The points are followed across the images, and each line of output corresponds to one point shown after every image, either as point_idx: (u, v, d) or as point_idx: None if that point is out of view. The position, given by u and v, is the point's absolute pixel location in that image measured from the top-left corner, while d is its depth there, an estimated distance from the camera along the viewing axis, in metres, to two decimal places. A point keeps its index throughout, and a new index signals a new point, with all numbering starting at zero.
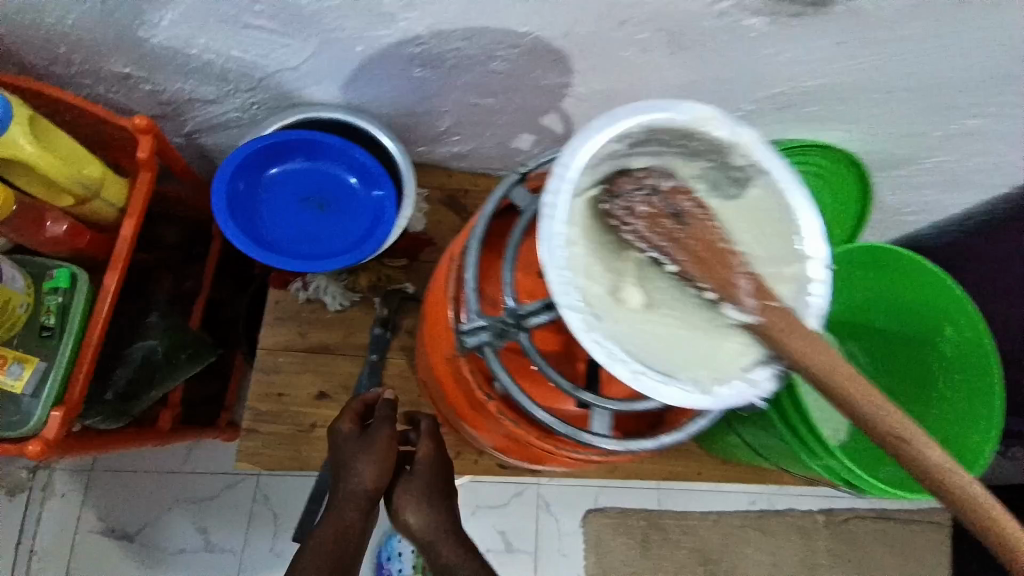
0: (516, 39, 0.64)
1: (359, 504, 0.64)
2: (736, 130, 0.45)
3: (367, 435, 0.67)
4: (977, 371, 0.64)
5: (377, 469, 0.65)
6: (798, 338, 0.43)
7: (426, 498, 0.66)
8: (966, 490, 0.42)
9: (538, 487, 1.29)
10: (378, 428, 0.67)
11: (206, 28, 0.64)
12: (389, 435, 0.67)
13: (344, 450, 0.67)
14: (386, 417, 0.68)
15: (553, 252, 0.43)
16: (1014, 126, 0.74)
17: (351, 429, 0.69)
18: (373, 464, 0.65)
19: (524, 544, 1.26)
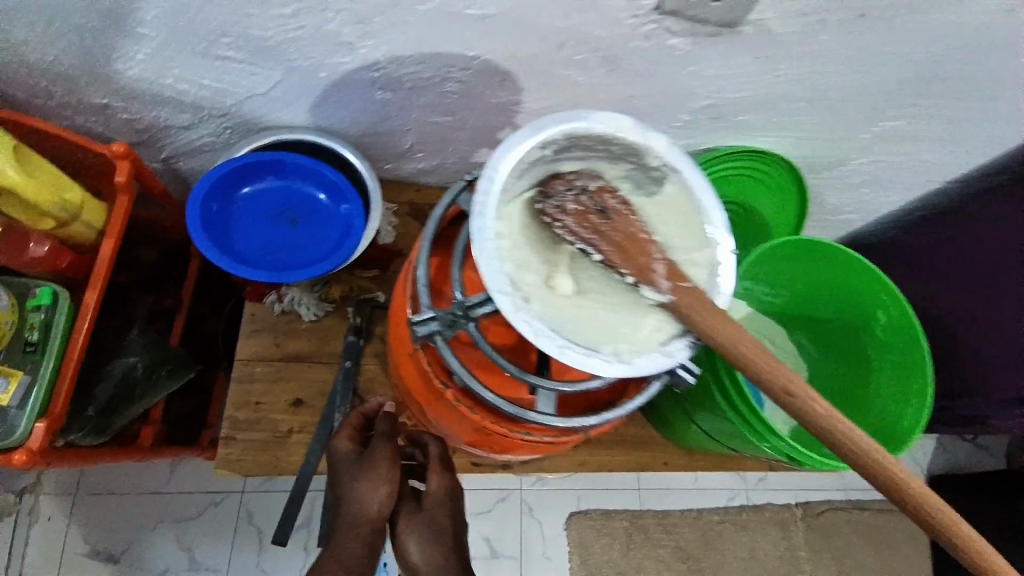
0: (467, 62, 0.69)
1: (358, 532, 0.65)
2: (648, 135, 0.49)
3: (366, 455, 0.67)
4: (909, 351, 0.79)
5: (377, 491, 0.66)
6: (707, 311, 0.46)
7: (428, 524, 0.67)
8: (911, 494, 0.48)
9: (521, 492, 1.32)
10: (378, 447, 0.68)
11: (177, 60, 0.68)
12: (389, 457, 0.67)
13: (343, 470, 0.68)
14: (385, 436, 0.68)
15: (485, 244, 0.45)
16: (923, 125, 0.83)
17: (350, 449, 0.69)
18: (371, 484, 0.65)
19: (508, 549, 1.29)
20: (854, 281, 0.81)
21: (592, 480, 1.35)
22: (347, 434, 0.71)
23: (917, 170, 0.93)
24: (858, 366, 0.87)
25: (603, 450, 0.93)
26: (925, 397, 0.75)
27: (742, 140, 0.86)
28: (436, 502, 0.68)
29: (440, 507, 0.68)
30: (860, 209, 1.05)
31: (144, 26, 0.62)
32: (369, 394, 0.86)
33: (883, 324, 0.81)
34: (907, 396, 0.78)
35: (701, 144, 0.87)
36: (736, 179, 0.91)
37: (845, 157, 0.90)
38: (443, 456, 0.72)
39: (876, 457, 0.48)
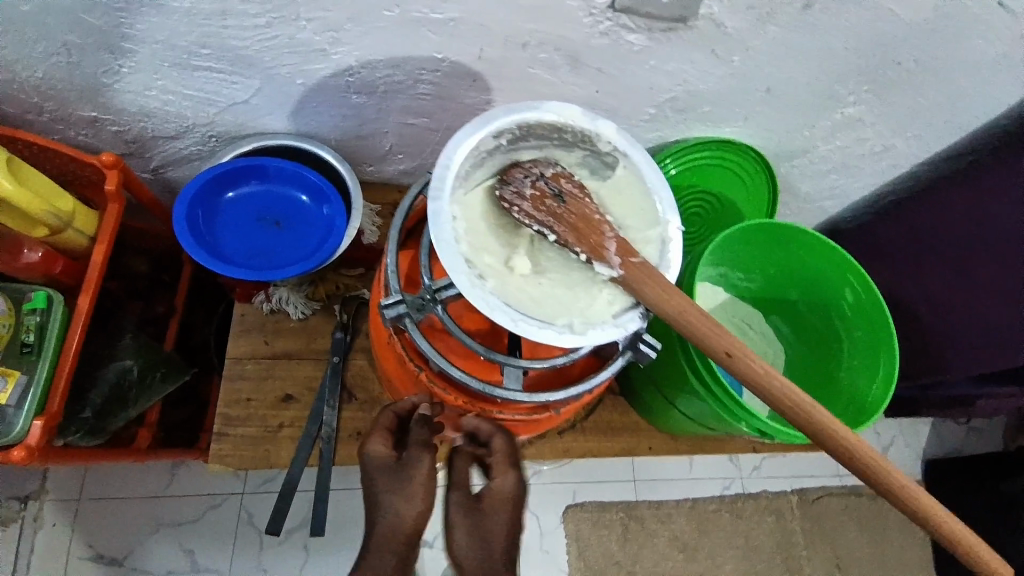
0: (436, 64, 0.72)
1: (392, 546, 0.61)
2: (597, 122, 0.53)
3: (404, 466, 0.63)
4: (876, 328, 0.82)
5: (414, 505, 0.62)
6: (653, 285, 0.50)
7: (482, 528, 0.62)
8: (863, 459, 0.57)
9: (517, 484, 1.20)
10: (418, 458, 0.63)
11: (161, 72, 0.71)
12: (428, 471, 0.63)
13: (380, 480, 0.63)
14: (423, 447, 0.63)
15: (441, 227, 0.49)
16: (886, 112, 0.84)
17: (388, 456, 0.64)
18: (410, 499, 0.62)
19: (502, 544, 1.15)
20: (821, 264, 0.85)
21: (588, 472, 1.23)
22: (382, 436, 0.65)
23: (883, 157, 0.93)
24: (831, 346, 0.89)
25: (589, 436, 0.95)
26: (892, 371, 0.78)
27: (707, 131, 0.88)
28: (494, 502, 0.64)
29: (497, 508, 0.63)
30: (831, 196, 1.05)
31: (129, 41, 0.66)
32: (356, 389, 0.88)
33: (851, 303, 0.84)
34: (876, 371, 0.81)
35: (670, 137, 0.89)
36: (707, 170, 0.94)
37: (808, 146, 0.92)
38: (507, 453, 0.65)
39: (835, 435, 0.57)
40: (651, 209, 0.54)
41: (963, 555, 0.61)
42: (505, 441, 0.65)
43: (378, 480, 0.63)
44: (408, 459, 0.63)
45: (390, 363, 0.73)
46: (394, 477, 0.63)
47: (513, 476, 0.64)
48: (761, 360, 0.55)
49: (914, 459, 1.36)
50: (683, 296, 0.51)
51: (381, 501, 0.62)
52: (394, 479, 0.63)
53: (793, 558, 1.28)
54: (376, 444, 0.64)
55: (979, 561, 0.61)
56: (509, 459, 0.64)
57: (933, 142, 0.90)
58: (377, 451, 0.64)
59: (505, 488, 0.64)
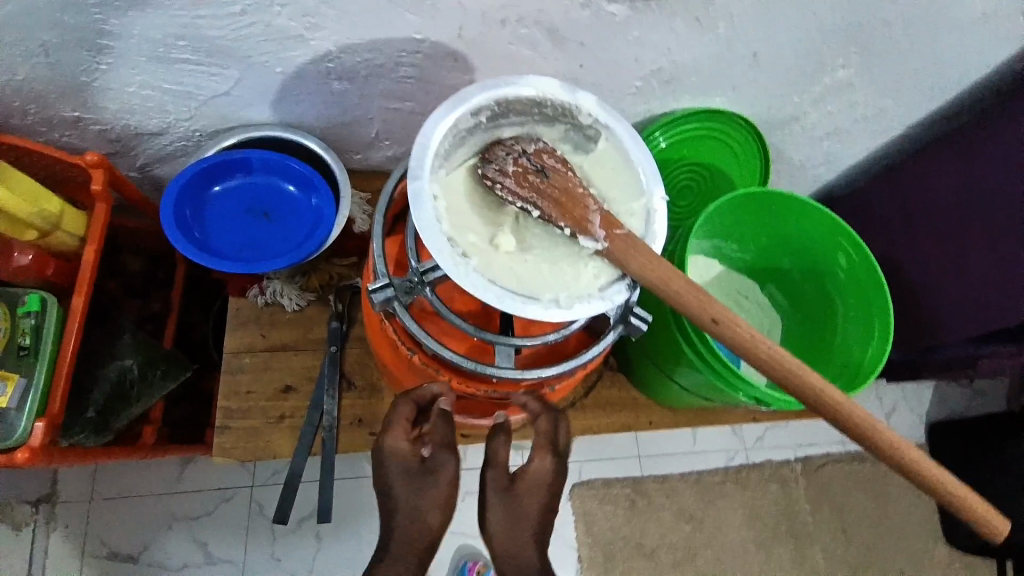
0: (416, 45, 0.69)
1: (413, 546, 0.57)
2: (577, 95, 0.53)
3: (430, 467, 0.60)
4: (870, 292, 0.82)
5: (433, 502, 0.59)
6: (638, 255, 0.51)
7: (515, 512, 0.59)
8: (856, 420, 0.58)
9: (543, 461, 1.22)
10: (444, 459, 0.61)
11: (139, 67, 0.70)
12: (452, 473, 0.61)
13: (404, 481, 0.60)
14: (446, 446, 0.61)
15: (421, 206, 0.48)
16: (880, 74, 0.81)
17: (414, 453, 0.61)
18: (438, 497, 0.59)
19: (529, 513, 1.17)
20: (813, 232, 0.85)
21: (591, 448, 1.23)
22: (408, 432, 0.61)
23: (878, 120, 0.90)
24: (826, 313, 0.89)
25: (588, 413, 0.96)
26: (886, 334, 0.79)
27: (695, 102, 0.86)
28: (528, 486, 0.61)
29: (529, 493, 0.61)
30: (826, 162, 1.01)
31: (105, 37, 0.65)
32: (355, 376, 0.89)
33: (845, 269, 0.84)
34: (871, 335, 0.82)
35: (658, 110, 0.87)
36: (697, 142, 0.92)
37: (798, 112, 0.88)
38: (549, 437, 0.64)
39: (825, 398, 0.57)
40: (636, 180, 0.53)
41: (958, 509, 0.61)
42: (548, 423, 0.65)
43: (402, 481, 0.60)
44: (435, 460, 0.61)
45: (384, 349, 0.74)
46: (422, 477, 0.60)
47: (552, 459, 0.63)
48: (747, 325, 0.56)
49: (916, 423, 1.36)
50: (669, 264, 0.52)
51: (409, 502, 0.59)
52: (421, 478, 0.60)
53: (797, 524, 1.28)
54: (399, 441, 0.61)
55: (975, 513, 0.61)
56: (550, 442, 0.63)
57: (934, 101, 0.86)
58: (400, 450, 0.61)
59: (543, 471, 0.63)
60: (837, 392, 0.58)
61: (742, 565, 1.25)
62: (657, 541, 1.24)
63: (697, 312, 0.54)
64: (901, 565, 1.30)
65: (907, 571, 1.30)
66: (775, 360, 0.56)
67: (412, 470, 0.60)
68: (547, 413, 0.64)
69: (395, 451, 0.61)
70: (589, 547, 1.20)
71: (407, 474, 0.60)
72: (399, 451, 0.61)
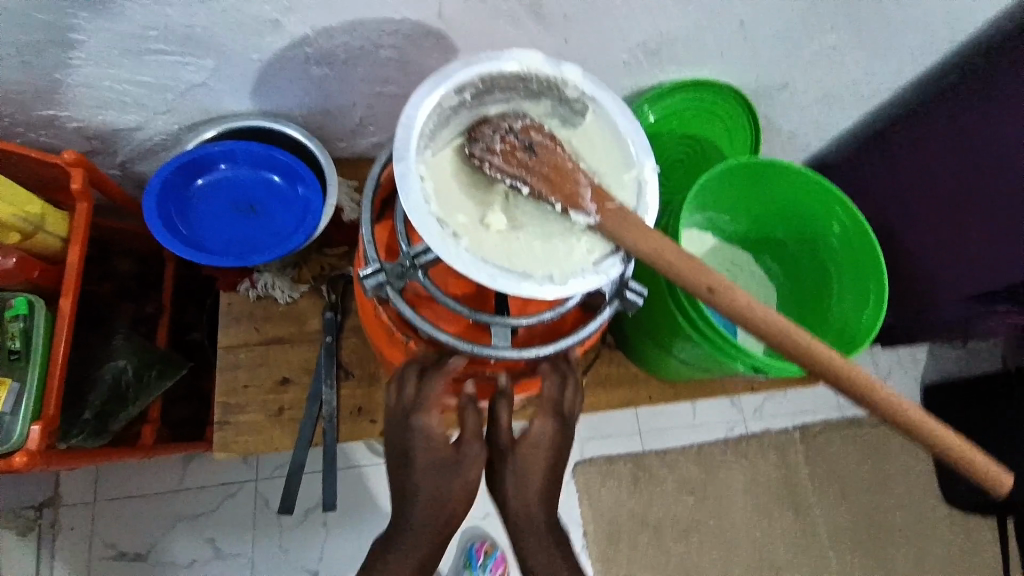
0: (396, 25, 0.67)
1: (426, 521, 0.60)
2: (562, 67, 0.52)
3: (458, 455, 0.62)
4: (863, 257, 0.82)
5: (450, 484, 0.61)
6: (630, 228, 0.51)
7: (523, 481, 0.62)
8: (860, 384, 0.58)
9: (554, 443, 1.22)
10: (469, 444, 0.62)
11: (112, 60, 0.68)
12: (477, 458, 0.62)
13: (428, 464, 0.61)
14: (475, 435, 0.62)
15: (408, 187, 0.48)
16: (870, 37, 0.80)
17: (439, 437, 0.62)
18: (461, 481, 0.61)
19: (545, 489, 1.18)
20: (804, 199, 0.84)
21: (592, 427, 1.24)
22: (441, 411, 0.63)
23: (866, 84, 0.89)
24: (820, 280, 0.90)
25: (588, 391, 0.96)
26: (881, 298, 0.79)
27: (682, 73, 0.85)
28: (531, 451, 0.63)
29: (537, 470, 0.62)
30: (815, 130, 1.00)
31: (76, 31, 0.63)
32: (352, 366, 0.89)
33: (839, 235, 0.84)
34: (866, 300, 0.82)
35: (645, 83, 0.86)
36: (687, 115, 0.91)
37: (786, 79, 0.87)
38: (554, 402, 0.66)
39: (826, 362, 0.58)
40: (625, 153, 0.53)
41: (960, 463, 0.61)
42: (553, 390, 0.67)
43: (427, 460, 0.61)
44: (463, 446, 0.62)
45: (381, 338, 0.73)
46: (450, 459, 0.61)
47: (555, 421, 0.65)
48: (742, 291, 0.56)
49: (912, 386, 1.38)
50: (662, 235, 0.52)
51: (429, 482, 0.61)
52: (448, 460, 0.61)
53: (798, 490, 1.30)
54: (432, 419, 0.63)
55: (978, 467, 0.61)
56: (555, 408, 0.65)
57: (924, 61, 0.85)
58: (431, 430, 0.62)
59: (551, 436, 0.65)
60: (834, 353, 0.58)
61: (746, 533, 1.27)
62: (662, 513, 1.25)
63: (693, 281, 0.54)
64: (901, 525, 1.32)
65: (907, 531, 1.32)
66: (774, 327, 0.57)
67: (439, 451, 0.62)
68: (554, 377, 0.67)
69: (425, 430, 0.62)
70: (595, 524, 1.21)
71: (434, 456, 0.62)
72: (429, 430, 0.62)
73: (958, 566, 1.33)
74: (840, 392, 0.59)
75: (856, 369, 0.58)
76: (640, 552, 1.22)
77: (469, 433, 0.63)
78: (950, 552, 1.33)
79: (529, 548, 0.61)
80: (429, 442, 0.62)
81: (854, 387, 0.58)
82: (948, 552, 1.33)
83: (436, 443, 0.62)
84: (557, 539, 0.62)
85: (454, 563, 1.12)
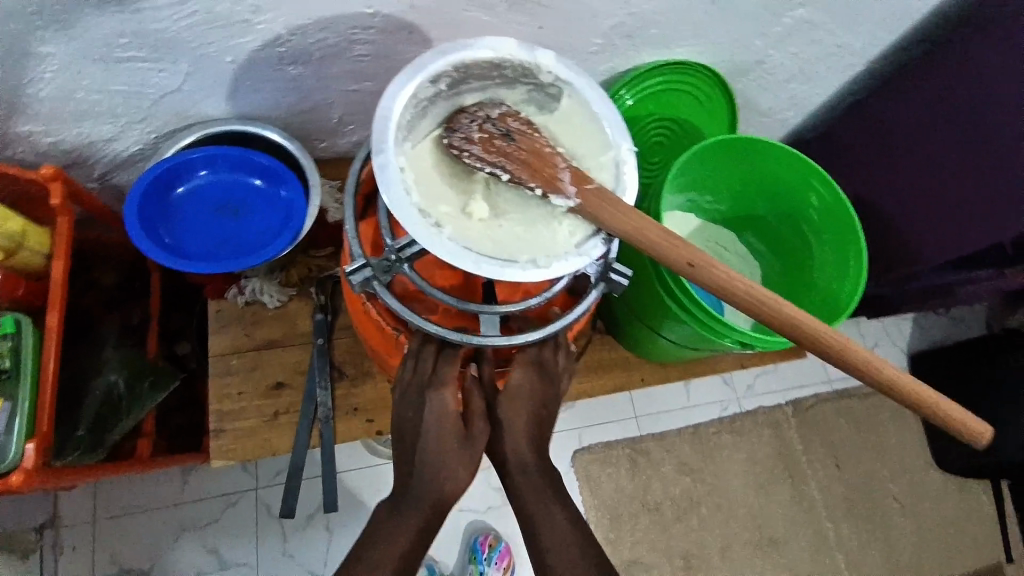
0: (368, 20, 0.67)
1: (428, 500, 0.62)
2: (535, 53, 0.53)
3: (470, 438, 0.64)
4: (843, 228, 0.83)
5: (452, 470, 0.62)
6: (611, 209, 0.52)
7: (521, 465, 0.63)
8: (840, 348, 0.60)
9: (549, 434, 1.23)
10: (479, 426, 0.65)
11: (83, 70, 0.67)
12: (483, 440, 0.65)
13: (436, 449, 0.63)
14: (483, 414, 0.65)
15: (388, 180, 0.48)
16: (841, 10, 0.80)
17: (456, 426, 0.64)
18: (466, 464, 0.63)
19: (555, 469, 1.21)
20: (784, 175, 0.85)
21: (588, 414, 1.25)
22: (454, 388, 0.65)
23: (837, 58, 0.90)
24: (804, 253, 0.91)
25: (582, 377, 0.97)
26: (861, 267, 0.80)
27: (657, 55, 0.85)
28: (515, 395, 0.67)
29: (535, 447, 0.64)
30: (791, 106, 1.01)
31: (44, 42, 0.62)
32: (346, 366, 0.89)
33: (818, 208, 0.85)
34: (848, 269, 0.83)
35: (621, 67, 0.86)
36: (663, 97, 0.92)
37: (759, 57, 0.88)
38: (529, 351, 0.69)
39: (806, 329, 0.60)
40: (602, 134, 0.54)
41: (943, 420, 0.63)
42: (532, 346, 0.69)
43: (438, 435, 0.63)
44: (473, 425, 0.65)
45: (372, 334, 0.74)
46: (460, 435, 0.64)
47: (531, 365, 0.68)
48: (722, 266, 0.58)
49: (899, 354, 1.40)
50: (641, 214, 0.53)
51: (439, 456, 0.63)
52: (458, 435, 0.64)
53: (795, 464, 1.32)
54: (445, 395, 0.64)
55: (960, 423, 0.63)
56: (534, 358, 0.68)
57: (894, 31, 0.86)
58: (444, 406, 0.64)
59: (529, 381, 0.68)
60: (814, 319, 0.60)
61: (746, 510, 1.28)
62: (661, 495, 1.25)
63: (674, 258, 0.56)
64: (896, 491, 1.35)
65: (902, 497, 1.35)
66: (752, 297, 0.59)
67: (451, 426, 0.64)
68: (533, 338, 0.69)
69: (438, 407, 0.64)
70: (597, 509, 1.22)
71: (446, 430, 0.64)
72: (443, 406, 0.64)
73: (953, 527, 1.36)
74: (822, 357, 0.61)
75: (836, 334, 0.60)
76: (643, 535, 1.23)
77: (477, 412, 0.65)
78: (945, 515, 1.36)
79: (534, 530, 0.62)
80: (441, 418, 0.64)
81: (836, 352, 0.60)
82: (943, 515, 1.36)
83: (448, 419, 0.64)
84: (560, 520, 0.63)
85: (459, 557, 1.12)
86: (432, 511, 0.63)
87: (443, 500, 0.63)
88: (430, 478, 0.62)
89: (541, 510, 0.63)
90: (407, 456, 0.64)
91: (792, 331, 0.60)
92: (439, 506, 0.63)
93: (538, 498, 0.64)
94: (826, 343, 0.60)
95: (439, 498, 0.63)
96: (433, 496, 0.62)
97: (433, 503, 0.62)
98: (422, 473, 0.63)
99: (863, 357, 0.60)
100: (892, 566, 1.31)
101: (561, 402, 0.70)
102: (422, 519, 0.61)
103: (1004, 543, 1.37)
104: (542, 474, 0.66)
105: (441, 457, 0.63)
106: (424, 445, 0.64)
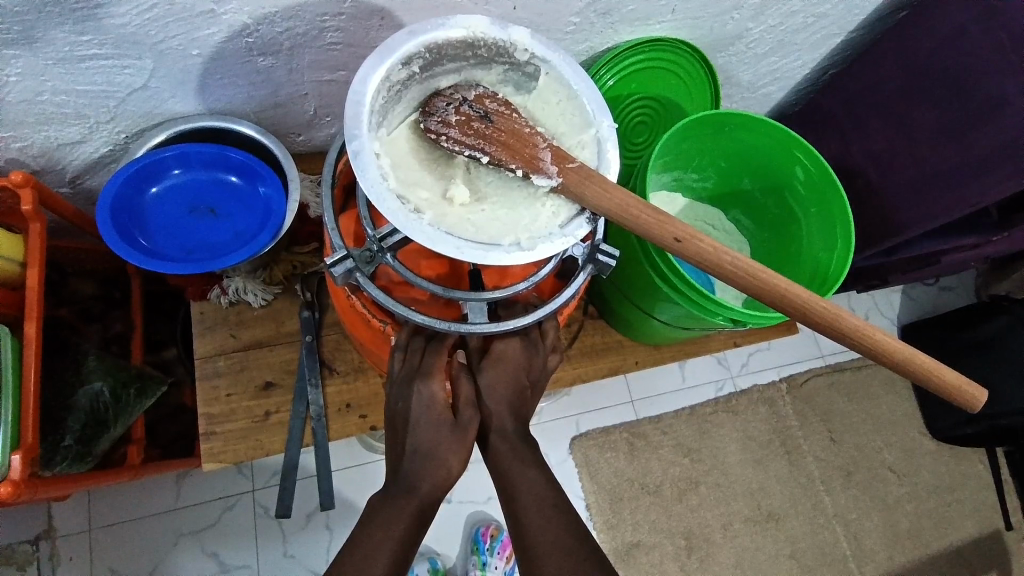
0: (338, 6, 0.64)
1: (419, 494, 0.61)
2: (509, 30, 0.54)
3: (459, 429, 0.64)
4: (829, 201, 0.82)
5: (437, 461, 0.62)
6: (594, 184, 0.53)
7: None
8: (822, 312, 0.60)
9: (542, 423, 1.23)
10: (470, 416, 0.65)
11: (48, 72, 0.65)
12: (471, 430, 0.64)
13: (428, 442, 0.63)
14: (471, 402, 0.65)
15: (363, 165, 0.49)
16: None
17: (446, 417, 0.64)
18: (458, 454, 0.63)
19: (557, 453, 1.22)
20: (772, 150, 0.85)
21: (583, 400, 1.25)
22: (442, 378, 0.65)
23: (818, 27, 0.89)
24: (791, 226, 0.91)
25: (574, 363, 0.96)
26: (849, 238, 0.79)
27: (635, 33, 0.84)
28: (503, 373, 0.66)
29: None
30: (774, 79, 1.00)
31: (6, 44, 0.60)
32: (336, 362, 0.88)
33: (803, 180, 0.85)
34: (835, 240, 0.82)
35: (600, 46, 0.85)
36: (642, 77, 0.90)
37: (739, 30, 0.86)
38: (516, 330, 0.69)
39: (790, 298, 0.59)
40: (583, 111, 0.56)
41: (932, 383, 0.63)
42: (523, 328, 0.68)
43: (428, 426, 0.63)
44: (462, 414, 0.65)
45: (359, 328, 0.73)
46: (448, 424, 0.64)
47: (519, 340, 0.68)
48: (707, 238, 0.58)
49: (889, 325, 1.41)
50: (623, 190, 0.54)
51: (431, 447, 0.62)
52: (450, 424, 0.64)
53: (791, 440, 1.32)
54: (433, 386, 0.64)
55: (951, 386, 0.63)
56: (520, 340, 0.68)
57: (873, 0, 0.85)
58: (433, 397, 0.64)
59: (516, 355, 0.67)
60: (800, 287, 0.60)
61: (744, 486, 1.28)
62: (661, 477, 1.25)
63: (657, 232, 0.56)
64: (891, 460, 1.36)
65: (897, 465, 1.36)
66: (733, 264, 0.58)
67: (440, 416, 0.64)
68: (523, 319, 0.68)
69: (426, 397, 0.64)
70: (597, 494, 1.22)
71: (436, 421, 0.63)
72: (431, 397, 0.64)
73: (948, 492, 1.37)
74: (805, 323, 0.61)
75: (818, 300, 0.60)
76: (643, 517, 1.23)
77: (465, 402, 0.65)
78: (939, 481, 1.37)
79: (528, 519, 0.60)
80: (429, 408, 0.63)
81: (818, 316, 0.60)
82: (938, 480, 1.37)
83: (437, 410, 0.64)
84: (556, 506, 0.62)
85: (461, 549, 1.12)
86: (427, 503, 0.62)
87: (437, 492, 0.63)
88: (422, 470, 0.62)
89: (532, 497, 0.62)
90: (399, 449, 0.64)
91: (778, 299, 0.60)
92: (434, 499, 0.62)
93: (533, 487, 0.62)
94: (809, 309, 0.60)
95: (433, 490, 0.62)
96: (426, 488, 0.61)
97: (427, 496, 0.61)
98: (415, 465, 0.62)
99: (848, 318, 0.60)
100: (890, 534, 1.32)
101: (547, 375, 0.70)
102: (416, 513, 0.60)
103: (998, 505, 1.39)
104: (534, 461, 0.64)
105: (434, 448, 0.62)
106: (415, 436, 0.63)
